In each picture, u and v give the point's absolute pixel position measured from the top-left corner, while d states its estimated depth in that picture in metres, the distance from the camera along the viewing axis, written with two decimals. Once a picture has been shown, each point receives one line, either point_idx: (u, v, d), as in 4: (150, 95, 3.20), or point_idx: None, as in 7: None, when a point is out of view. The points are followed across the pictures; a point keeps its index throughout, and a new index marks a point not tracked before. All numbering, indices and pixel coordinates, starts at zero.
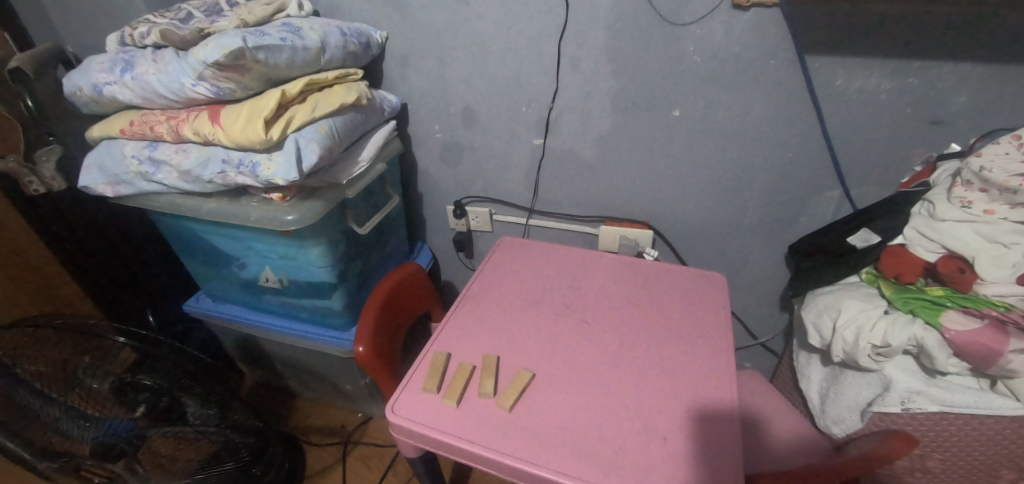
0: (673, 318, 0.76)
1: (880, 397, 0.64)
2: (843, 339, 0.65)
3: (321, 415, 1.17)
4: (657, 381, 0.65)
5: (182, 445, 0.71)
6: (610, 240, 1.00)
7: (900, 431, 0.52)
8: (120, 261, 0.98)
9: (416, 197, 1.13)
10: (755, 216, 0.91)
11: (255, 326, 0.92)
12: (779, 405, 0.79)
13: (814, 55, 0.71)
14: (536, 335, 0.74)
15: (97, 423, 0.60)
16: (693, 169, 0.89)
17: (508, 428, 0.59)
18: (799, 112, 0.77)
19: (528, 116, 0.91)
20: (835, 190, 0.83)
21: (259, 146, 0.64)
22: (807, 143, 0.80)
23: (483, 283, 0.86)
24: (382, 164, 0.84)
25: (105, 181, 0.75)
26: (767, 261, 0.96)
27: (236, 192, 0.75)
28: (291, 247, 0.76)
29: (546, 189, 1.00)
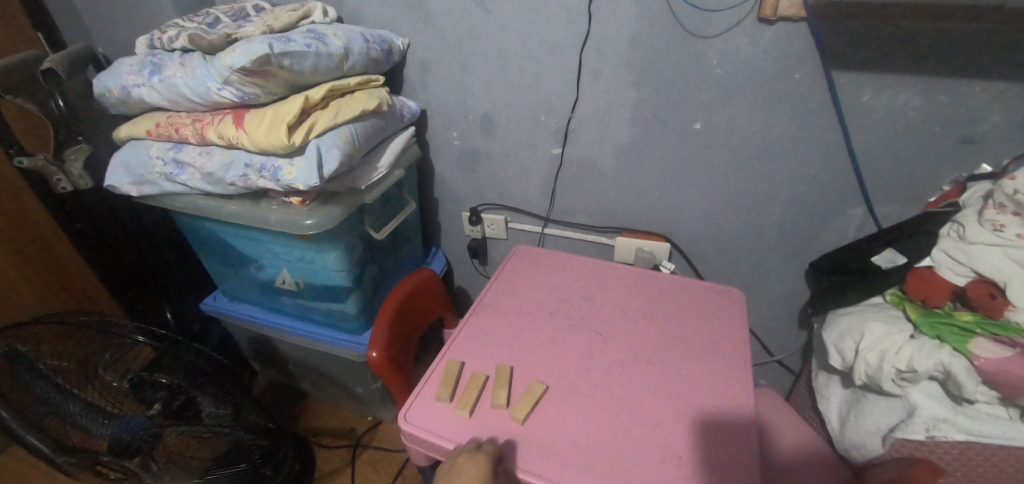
0: (689, 334, 0.75)
1: (903, 423, 0.62)
2: (865, 362, 0.63)
3: (331, 416, 1.17)
4: (671, 397, 0.64)
5: (192, 445, 0.69)
6: (626, 251, 0.99)
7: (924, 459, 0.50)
8: (141, 259, 0.99)
9: (432, 202, 1.13)
10: (775, 231, 0.90)
11: (270, 327, 0.93)
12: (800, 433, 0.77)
13: (841, 71, 0.70)
14: (550, 346, 0.74)
15: (112, 419, 0.61)
16: (713, 183, 0.87)
17: (521, 441, 0.59)
18: (825, 127, 0.76)
19: (547, 125, 0.91)
20: (859, 208, 0.82)
21: (281, 152, 0.65)
22: (831, 160, 0.79)
23: (497, 292, 0.85)
24: (400, 170, 0.85)
25: (130, 181, 0.77)
26: (787, 277, 0.95)
27: (256, 195, 0.76)
28: (309, 250, 0.77)
29: (563, 198, 1.00)
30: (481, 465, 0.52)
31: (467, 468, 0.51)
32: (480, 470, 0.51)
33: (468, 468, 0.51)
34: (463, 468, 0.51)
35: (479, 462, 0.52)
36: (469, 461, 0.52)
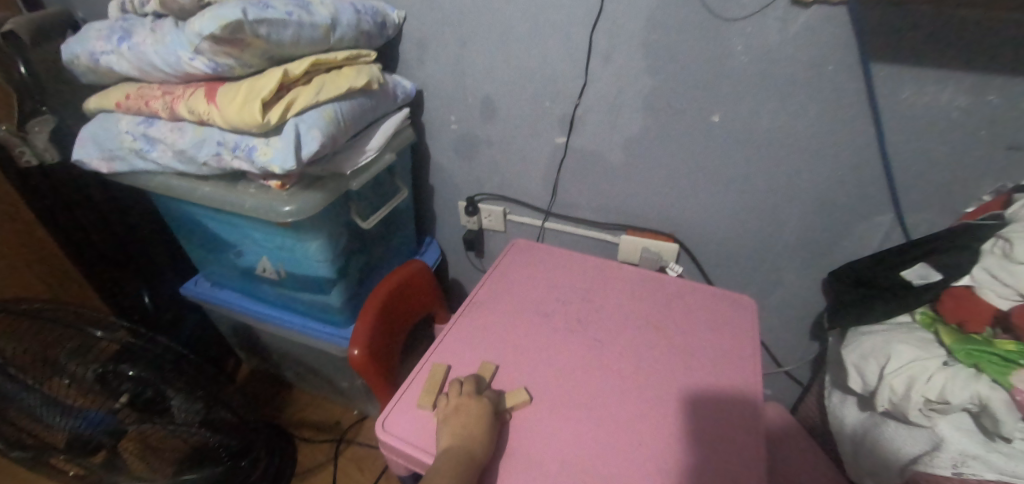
0: (696, 343, 0.69)
1: (927, 455, 0.56)
2: (890, 388, 0.57)
3: (317, 409, 1.15)
4: (671, 414, 0.59)
5: (158, 443, 0.64)
6: (630, 251, 0.93)
7: None
8: (114, 238, 0.96)
9: (427, 190, 1.08)
10: (792, 237, 0.83)
11: (251, 316, 0.89)
12: (801, 463, 0.73)
13: (881, 64, 0.63)
14: (545, 350, 0.68)
15: (71, 414, 0.54)
16: (728, 182, 0.81)
17: (507, 459, 0.54)
18: (857, 126, 0.69)
19: (552, 112, 0.84)
20: (887, 215, 0.75)
21: (255, 130, 0.59)
22: (860, 162, 0.71)
23: (490, 289, 0.80)
24: (391, 155, 0.79)
25: (99, 156, 0.72)
26: (801, 286, 0.89)
27: (234, 176, 0.71)
28: (289, 239, 0.72)
29: (565, 191, 0.93)
30: (485, 408, 0.55)
31: (472, 410, 0.55)
32: (483, 413, 0.55)
33: (475, 410, 0.55)
34: (468, 410, 0.55)
35: (482, 405, 0.56)
36: (473, 403, 0.56)
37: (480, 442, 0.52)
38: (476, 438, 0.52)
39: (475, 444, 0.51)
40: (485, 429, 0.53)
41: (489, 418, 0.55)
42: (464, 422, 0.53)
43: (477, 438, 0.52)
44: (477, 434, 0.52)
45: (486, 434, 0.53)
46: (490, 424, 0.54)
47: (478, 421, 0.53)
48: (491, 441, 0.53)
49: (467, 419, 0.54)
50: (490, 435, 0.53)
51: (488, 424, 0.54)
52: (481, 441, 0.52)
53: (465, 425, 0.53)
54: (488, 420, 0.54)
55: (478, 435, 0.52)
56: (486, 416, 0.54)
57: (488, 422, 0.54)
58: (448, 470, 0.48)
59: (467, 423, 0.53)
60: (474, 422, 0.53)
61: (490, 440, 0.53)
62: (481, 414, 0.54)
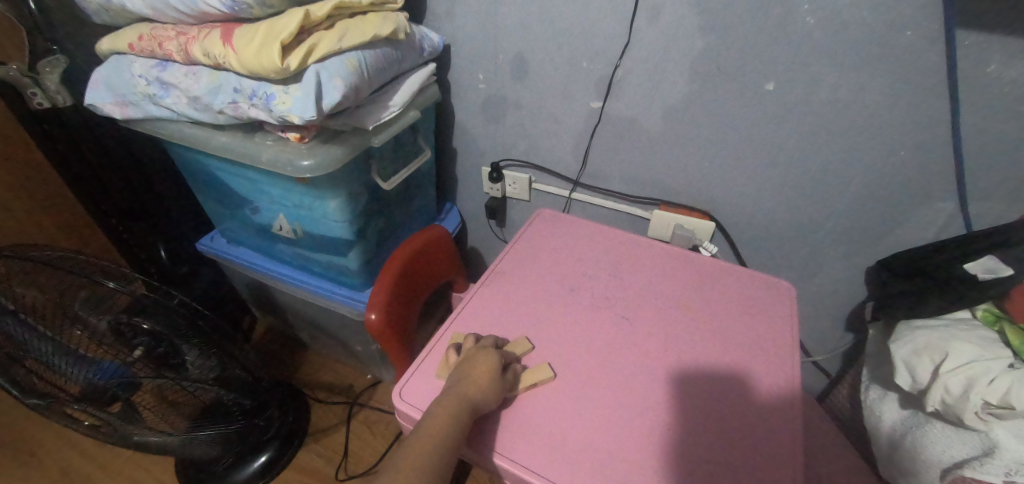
0: (731, 325, 0.65)
1: (976, 461, 0.52)
2: (944, 388, 0.53)
3: (331, 371, 1.16)
4: (702, 400, 0.55)
5: (175, 397, 0.64)
6: (662, 228, 0.88)
7: None
8: (131, 190, 0.94)
9: (450, 154, 1.03)
10: (839, 222, 0.78)
11: (267, 275, 0.87)
12: (821, 458, 0.72)
13: (969, 31, 0.55)
14: (569, 325, 0.65)
15: (86, 363, 0.55)
16: (774, 159, 0.75)
17: (528, 434, 0.52)
18: (931, 102, 0.61)
19: (588, 74, 0.78)
20: (949, 203, 0.68)
21: (275, 76, 0.55)
22: (928, 143, 0.65)
23: (513, 260, 0.77)
24: (415, 112, 0.74)
25: (113, 101, 0.68)
26: (842, 273, 0.83)
27: (250, 128, 0.68)
28: (307, 196, 0.69)
29: (596, 161, 0.88)
30: (491, 358, 0.55)
31: (479, 358, 0.55)
32: (486, 361, 0.54)
33: (480, 358, 0.54)
34: (474, 360, 0.54)
35: (489, 354, 0.55)
36: (482, 352, 0.55)
37: (480, 385, 0.51)
38: (476, 383, 0.51)
39: (474, 388, 0.51)
40: (488, 376, 0.52)
41: (493, 365, 0.54)
42: (468, 368, 0.53)
43: (479, 382, 0.51)
44: (478, 379, 0.51)
45: (488, 380, 0.52)
46: (493, 371, 0.53)
47: (482, 367, 0.53)
48: (495, 388, 0.52)
49: (471, 366, 0.54)
50: (494, 382, 0.52)
51: (493, 371, 0.53)
52: (481, 387, 0.51)
53: (467, 371, 0.53)
54: (493, 368, 0.53)
55: (480, 379, 0.52)
56: (492, 364, 0.54)
57: (493, 370, 0.53)
58: (443, 409, 0.49)
59: (469, 370, 0.53)
60: (478, 369, 0.53)
61: (495, 385, 0.52)
62: (486, 362, 0.54)
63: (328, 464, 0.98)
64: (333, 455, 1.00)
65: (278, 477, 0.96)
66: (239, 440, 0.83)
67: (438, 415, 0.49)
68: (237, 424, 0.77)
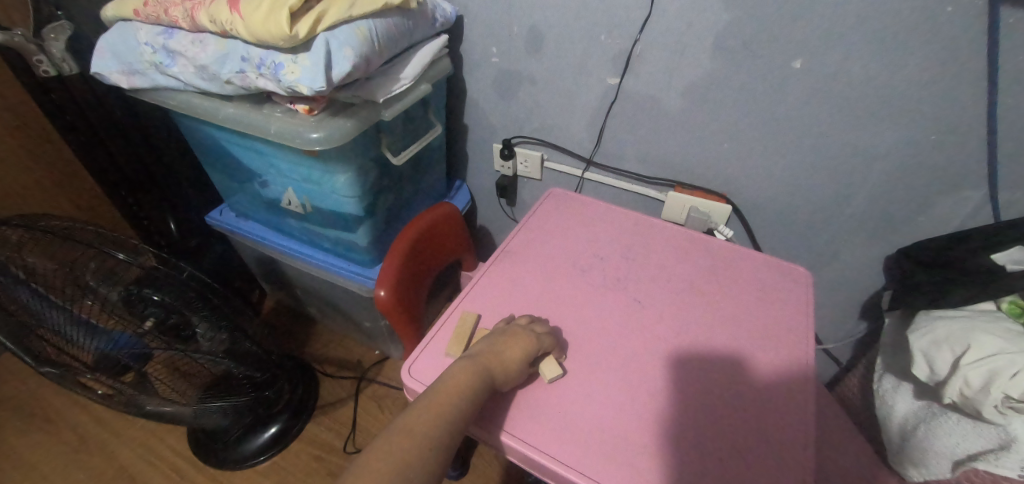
0: (746, 310, 0.64)
1: (992, 454, 0.52)
2: (964, 380, 0.52)
3: (340, 347, 1.18)
4: (714, 386, 0.54)
5: (187, 369, 0.65)
6: (676, 210, 0.87)
7: None
8: (138, 161, 0.94)
9: (461, 130, 1.01)
10: (860, 208, 0.75)
11: (277, 249, 0.87)
12: (827, 445, 0.72)
13: (1016, 7, 0.51)
14: (580, 307, 0.64)
15: (98, 335, 0.55)
16: (796, 142, 0.72)
17: (537, 415, 0.52)
18: (969, 83, 0.58)
19: (605, 48, 0.75)
20: (979, 190, 0.66)
21: (283, 45, 0.53)
22: (962, 127, 0.62)
23: (523, 240, 0.75)
24: (426, 85, 0.72)
25: (119, 70, 0.67)
26: (860, 261, 0.82)
27: (259, 99, 0.66)
28: (316, 170, 0.68)
29: (611, 140, 0.86)
30: (529, 341, 0.54)
31: (515, 338, 0.54)
32: (524, 345, 0.53)
33: (518, 340, 0.53)
34: (512, 338, 0.53)
35: (529, 337, 0.54)
36: (519, 333, 0.55)
37: (509, 368, 0.51)
38: (504, 365, 0.51)
39: (501, 369, 0.51)
40: (519, 362, 0.52)
41: (529, 352, 0.53)
42: (504, 343, 0.53)
43: (509, 363, 0.51)
44: (507, 361, 0.51)
45: (517, 366, 0.52)
46: (527, 358, 0.52)
47: (517, 348, 0.52)
48: (520, 373, 0.52)
49: (507, 343, 0.53)
50: (520, 368, 0.52)
51: (526, 358, 0.52)
52: (506, 370, 0.51)
53: (502, 348, 0.52)
54: (527, 352, 0.53)
55: (511, 361, 0.51)
56: (529, 348, 0.53)
57: (527, 355, 0.53)
58: (466, 377, 0.48)
59: (505, 348, 0.52)
60: (512, 349, 0.52)
61: (520, 371, 0.52)
62: (523, 344, 0.53)
63: (336, 437, 1.00)
64: (341, 428, 1.02)
65: (288, 449, 0.98)
66: (249, 413, 0.84)
67: (462, 381, 0.48)
68: (248, 396, 0.78)
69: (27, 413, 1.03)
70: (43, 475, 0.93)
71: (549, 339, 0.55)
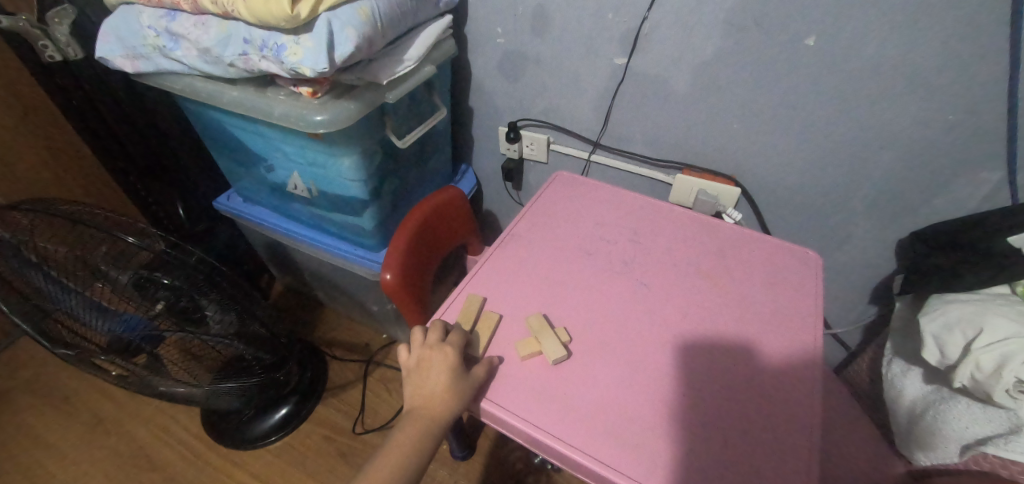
0: (752, 293, 0.63)
1: (1002, 438, 0.51)
2: (975, 364, 0.51)
3: (348, 330, 1.19)
4: (719, 369, 0.54)
5: (199, 351, 0.66)
6: (685, 193, 0.85)
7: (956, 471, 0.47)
8: (146, 148, 0.95)
9: (466, 112, 1.00)
10: (873, 191, 0.74)
11: (284, 233, 0.88)
12: (832, 428, 0.72)
13: None
14: (584, 290, 0.64)
15: (110, 316, 0.56)
16: (808, 123, 0.71)
17: (540, 396, 0.52)
18: (990, 60, 0.56)
19: (612, 27, 0.73)
20: (997, 171, 0.64)
21: (285, 25, 0.52)
22: (983, 106, 0.59)
23: (529, 223, 0.75)
24: (430, 67, 0.71)
25: (123, 54, 0.66)
26: (871, 244, 0.80)
27: (263, 82, 0.66)
28: (320, 153, 0.68)
29: (618, 121, 0.85)
30: (449, 361, 0.52)
31: (434, 365, 0.52)
32: (441, 369, 0.51)
33: (435, 365, 0.52)
34: (430, 366, 0.52)
35: (445, 357, 0.52)
36: (438, 357, 0.52)
37: (437, 400, 0.50)
38: (434, 397, 0.50)
39: (439, 406, 0.49)
40: (443, 387, 0.50)
41: (449, 372, 0.51)
42: (427, 377, 0.51)
43: (437, 393, 0.50)
44: (432, 394, 0.50)
45: (447, 391, 0.50)
46: (449, 379, 0.50)
47: (437, 377, 0.51)
48: (459, 394, 0.50)
49: (431, 378, 0.51)
50: (451, 391, 0.50)
51: (451, 379, 0.50)
52: (438, 400, 0.50)
53: (426, 383, 0.51)
54: (454, 374, 0.51)
55: (437, 392, 0.50)
56: (446, 370, 0.51)
57: (450, 376, 0.51)
58: (410, 434, 0.49)
59: (426, 382, 0.51)
60: (433, 379, 0.51)
61: (455, 394, 0.50)
62: (444, 370, 0.51)
63: (346, 418, 1.02)
64: (349, 410, 1.04)
65: (298, 430, 1.00)
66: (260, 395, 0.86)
67: (406, 439, 0.49)
68: (259, 378, 0.80)
69: (48, 394, 1.06)
70: (64, 454, 0.96)
71: (456, 350, 0.52)
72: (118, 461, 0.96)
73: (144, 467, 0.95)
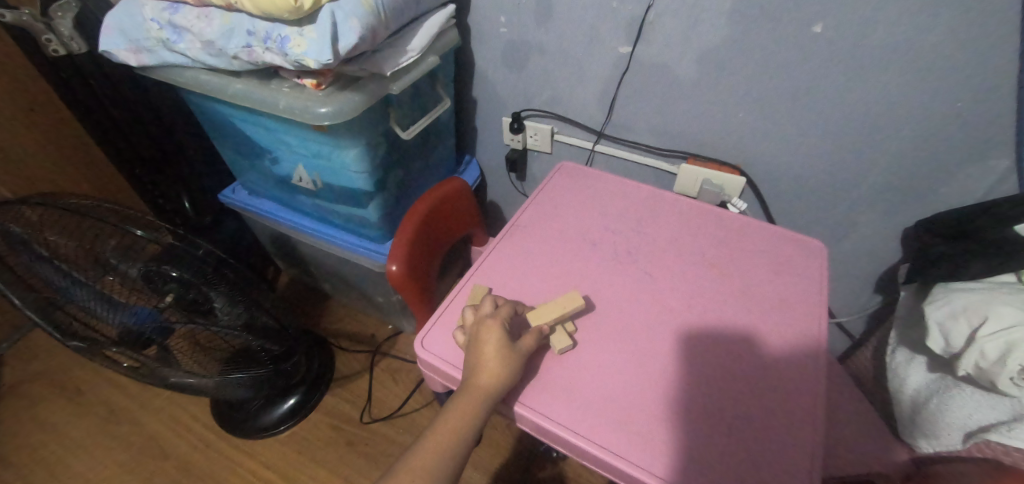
0: (757, 282, 0.63)
1: (1005, 426, 0.51)
2: (980, 352, 0.52)
3: (354, 321, 1.21)
4: (722, 358, 0.55)
5: (207, 342, 0.67)
6: (689, 183, 0.85)
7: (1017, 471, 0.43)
8: (151, 141, 0.96)
9: (470, 103, 1.00)
10: (879, 180, 0.73)
11: (289, 225, 0.88)
12: (836, 417, 0.72)
13: None
14: (589, 280, 0.64)
15: (119, 309, 0.56)
16: (814, 112, 0.70)
17: (547, 385, 0.53)
18: (1001, 47, 0.55)
19: (617, 15, 0.72)
20: (1005, 159, 0.63)
21: (289, 17, 0.52)
22: (992, 94, 0.59)
23: (534, 214, 0.75)
24: (434, 58, 0.70)
25: (127, 47, 0.66)
26: (877, 233, 0.80)
27: (266, 74, 0.66)
28: (325, 145, 0.68)
29: (622, 111, 0.84)
30: (498, 335, 0.51)
31: (485, 336, 0.51)
32: (493, 339, 0.51)
33: (486, 336, 0.51)
34: (482, 337, 0.51)
35: (495, 330, 0.51)
36: (489, 325, 0.52)
37: (491, 371, 0.49)
38: (488, 367, 0.49)
39: (489, 376, 0.48)
40: (497, 357, 0.50)
41: (501, 342, 0.50)
42: (480, 348, 0.51)
43: (489, 363, 0.49)
44: (486, 362, 0.49)
45: (501, 362, 0.49)
46: (501, 349, 0.50)
47: (490, 346, 0.50)
48: (510, 367, 0.50)
49: (481, 349, 0.51)
50: (504, 361, 0.50)
51: (502, 351, 0.50)
52: (492, 369, 0.49)
53: (478, 354, 0.50)
54: (503, 346, 0.50)
55: (490, 361, 0.49)
56: (498, 340, 0.51)
57: (501, 347, 0.50)
58: (463, 405, 0.48)
59: (479, 353, 0.50)
60: (485, 349, 0.50)
61: (507, 364, 0.50)
62: (495, 341, 0.51)
63: (353, 408, 1.04)
64: (356, 400, 1.05)
65: (307, 419, 1.02)
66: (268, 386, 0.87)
67: (458, 410, 0.48)
68: (268, 369, 0.80)
69: (61, 385, 1.08)
70: (78, 444, 0.98)
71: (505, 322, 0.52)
72: (130, 450, 0.98)
73: (157, 456, 0.97)
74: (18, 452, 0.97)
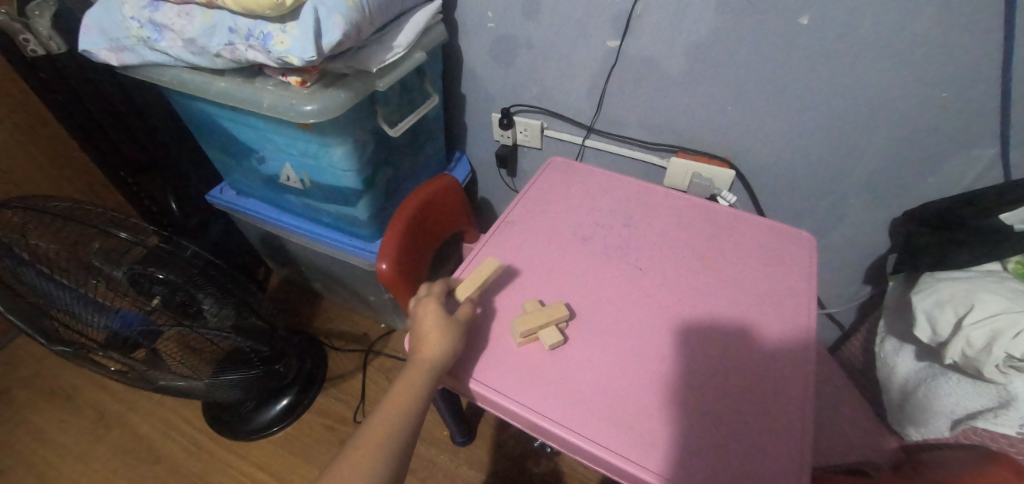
0: (746, 275, 0.63)
1: (990, 413, 0.52)
2: (966, 341, 0.52)
3: (347, 321, 1.20)
4: (714, 352, 0.55)
5: (197, 345, 0.66)
6: (679, 176, 0.85)
7: (1000, 456, 0.44)
8: (134, 142, 0.95)
9: (459, 99, 0.99)
10: (865, 172, 0.74)
11: (277, 225, 0.87)
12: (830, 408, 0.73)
13: None
14: (581, 275, 0.64)
15: (105, 312, 0.55)
16: (801, 104, 0.70)
17: (540, 382, 0.52)
18: (985, 38, 0.55)
19: (605, 9, 0.72)
20: (989, 149, 0.64)
21: (271, 14, 0.51)
22: (975, 85, 0.59)
23: (524, 210, 0.75)
24: (421, 53, 0.69)
25: (107, 47, 0.65)
26: (864, 225, 0.81)
27: (250, 72, 0.65)
28: (312, 143, 0.67)
29: (612, 105, 0.84)
30: (436, 310, 0.53)
31: (424, 312, 0.54)
32: (432, 311, 0.53)
33: (426, 311, 0.54)
34: (421, 313, 0.54)
35: (433, 306, 0.54)
36: (427, 303, 0.55)
37: (428, 340, 0.50)
38: (429, 337, 0.51)
39: (431, 345, 0.50)
40: (436, 326, 0.52)
41: (440, 313, 0.53)
42: (420, 324, 0.53)
43: (429, 333, 0.51)
44: (426, 333, 0.51)
45: (440, 331, 0.51)
46: (440, 319, 0.52)
47: (430, 319, 0.52)
48: (452, 337, 0.51)
49: (423, 323, 0.53)
50: (444, 331, 0.51)
51: (443, 322, 0.52)
52: (431, 338, 0.50)
53: (419, 328, 0.52)
54: (443, 317, 0.53)
55: (430, 332, 0.51)
56: (437, 311, 0.53)
57: (442, 319, 0.53)
58: (408, 377, 0.49)
59: (421, 327, 0.52)
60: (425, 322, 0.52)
61: (446, 333, 0.51)
62: (433, 312, 0.53)
63: (347, 407, 1.04)
64: (351, 399, 1.05)
65: (299, 420, 1.02)
66: (259, 387, 0.86)
67: (401, 383, 0.48)
68: (257, 369, 0.80)
69: (48, 391, 1.07)
70: (67, 449, 0.98)
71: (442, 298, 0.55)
72: (121, 455, 0.97)
73: (147, 459, 0.96)
74: (6, 459, 0.96)
